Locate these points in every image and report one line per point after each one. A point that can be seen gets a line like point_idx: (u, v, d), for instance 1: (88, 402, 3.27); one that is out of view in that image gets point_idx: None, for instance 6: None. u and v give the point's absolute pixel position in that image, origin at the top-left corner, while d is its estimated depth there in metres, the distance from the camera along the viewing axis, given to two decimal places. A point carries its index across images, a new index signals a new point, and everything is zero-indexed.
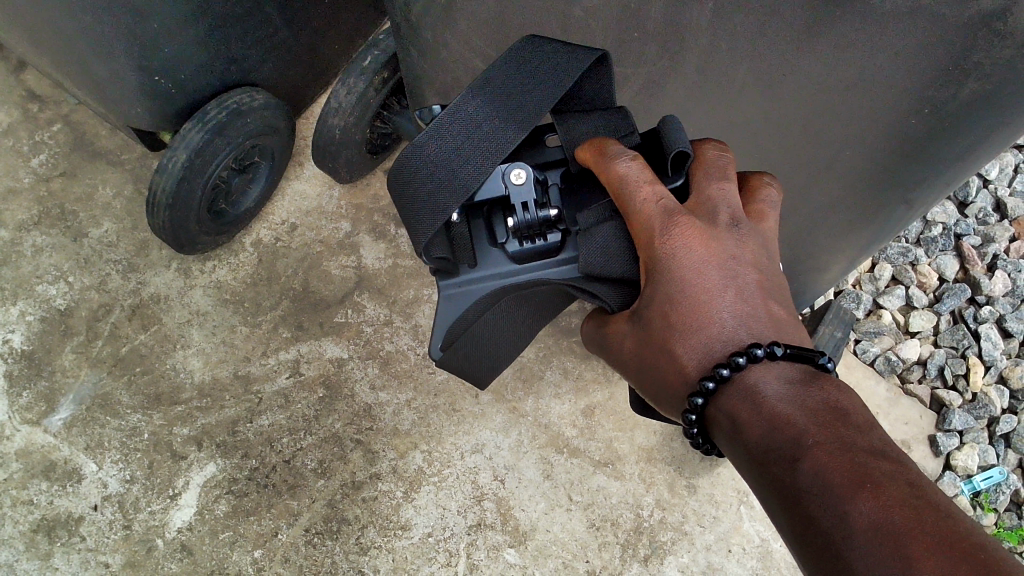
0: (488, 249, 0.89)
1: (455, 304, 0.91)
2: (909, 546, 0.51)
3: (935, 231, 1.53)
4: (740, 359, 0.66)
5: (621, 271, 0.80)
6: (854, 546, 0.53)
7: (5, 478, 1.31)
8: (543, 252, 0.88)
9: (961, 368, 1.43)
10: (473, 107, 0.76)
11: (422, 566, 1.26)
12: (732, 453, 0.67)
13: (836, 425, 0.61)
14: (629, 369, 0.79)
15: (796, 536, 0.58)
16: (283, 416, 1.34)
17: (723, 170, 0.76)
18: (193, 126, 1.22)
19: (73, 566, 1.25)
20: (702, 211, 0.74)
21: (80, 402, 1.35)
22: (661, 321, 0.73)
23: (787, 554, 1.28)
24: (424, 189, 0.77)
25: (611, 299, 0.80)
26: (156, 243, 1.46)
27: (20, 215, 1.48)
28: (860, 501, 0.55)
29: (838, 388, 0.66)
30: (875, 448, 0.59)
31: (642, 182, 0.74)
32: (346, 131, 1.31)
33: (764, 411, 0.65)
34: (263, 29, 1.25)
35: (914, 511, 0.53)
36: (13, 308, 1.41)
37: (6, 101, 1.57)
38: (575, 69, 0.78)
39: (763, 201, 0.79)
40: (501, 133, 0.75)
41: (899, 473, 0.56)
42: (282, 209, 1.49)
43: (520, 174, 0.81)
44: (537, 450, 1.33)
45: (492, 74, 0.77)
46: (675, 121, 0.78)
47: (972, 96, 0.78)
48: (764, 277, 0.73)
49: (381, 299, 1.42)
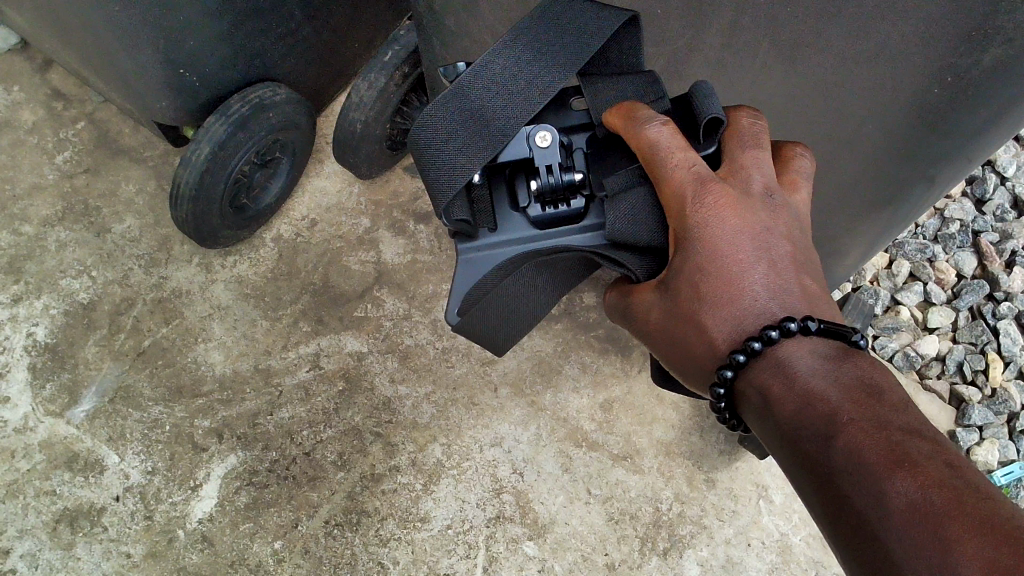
0: (510, 214, 0.91)
1: (473, 268, 0.91)
2: (946, 525, 0.52)
3: (953, 228, 1.53)
4: (771, 333, 0.66)
5: (647, 239, 0.81)
6: (890, 526, 0.54)
7: (28, 468, 1.32)
8: (564, 219, 0.90)
9: (980, 363, 1.42)
10: (499, 64, 0.77)
11: (441, 559, 1.26)
12: (762, 428, 0.67)
13: (870, 402, 0.61)
14: (654, 340, 0.79)
15: (828, 513, 0.59)
16: (303, 409, 1.35)
17: (756, 139, 0.77)
18: (217, 118, 1.23)
19: (95, 556, 1.26)
20: (735, 181, 0.75)
21: (103, 394, 1.36)
22: (689, 292, 0.73)
23: (807, 548, 1.28)
24: (443, 148, 0.77)
25: (638, 269, 0.82)
26: (178, 238, 1.48)
27: (44, 211, 1.50)
28: (897, 480, 0.55)
29: (873, 365, 0.66)
30: (912, 427, 0.59)
31: (674, 149, 0.74)
32: (367, 126, 1.32)
33: (796, 386, 0.65)
34: (287, 25, 1.26)
35: (952, 491, 0.53)
36: (37, 301, 1.43)
37: (32, 100, 1.59)
38: (604, 28, 0.79)
39: (796, 172, 0.79)
40: (521, 98, 0.77)
41: (936, 452, 0.57)
42: (303, 206, 1.51)
43: (546, 137, 0.82)
44: (556, 443, 1.33)
45: (518, 37, 0.77)
46: (709, 88, 0.78)
47: (986, 70, 0.80)
48: (796, 249, 0.73)
49: (400, 294, 1.43)
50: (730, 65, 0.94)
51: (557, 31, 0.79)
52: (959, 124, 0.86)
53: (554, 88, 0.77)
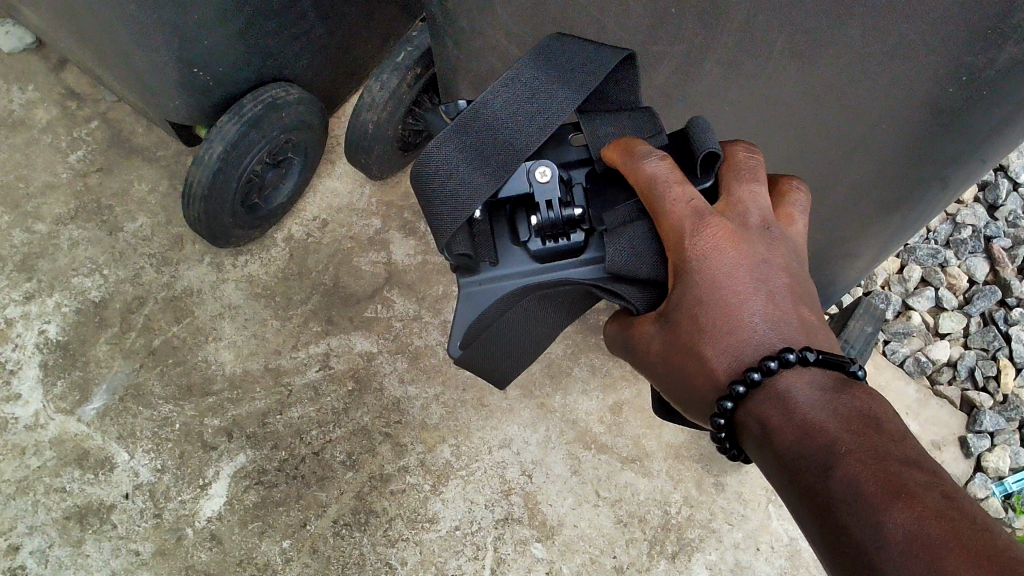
0: (510, 248, 0.88)
1: (474, 304, 0.90)
2: (944, 557, 0.50)
3: (965, 233, 1.52)
4: (771, 363, 0.65)
5: (648, 273, 0.79)
6: (887, 558, 0.53)
7: (38, 466, 1.32)
8: (565, 254, 0.86)
9: (992, 369, 1.42)
10: (499, 102, 0.77)
11: (449, 560, 1.26)
12: (761, 458, 0.66)
13: (868, 433, 0.60)
14: (655, 372, 0.78)
15: (827, 544, 0.57)
16: (312, 409, 1.35)
17: (753, 173, 0.76)
18: (229, 118, 1.24)
19: (104, 553, 1.27)
20: (733, 212, 0.74)
21: (114, 392, 1.37)
22: (690, 323, 0.72)
23: (816, 554, 1.27)
24: (445, 182, 0.77)
25: (638, 301, 0.80)
26: (189, 238, 1.48)
27: (57, 209, 1.50)
28: (895, 511, 0.54)
29: (872, 396, 0.65)
30: (910, 458, 0.58)
31: (673, 182, 0.73)
32: (379, 126, 1.32)
33: (795, 417, 0.64)
34: (301, 26, 1.27)
35: (950, 523, 0.52)
36: (49, 299, 1.43)
37: (46, 99, 1.60)
38: (602, 67, 0.80)
39: (793, 205, 0.78)
40: (526, 130, 0.77)
41: (934, 483, 0.55)
42: (314, 206, 1.51)
43: (545, 172, 0.80)
44: (565, 446, 1.33)
45: (519, 73, 0.78)
46: (704, 123, 0.79)
47: (997, 70, 0.80)
48: (794, 281, 0.72)
49: (410, 295, 1.43)
50: (743, 64, 0.94)
51: (557, 67, 0.80)
52: (968, 127, 0.86)
53: (557, 121, 0.77)
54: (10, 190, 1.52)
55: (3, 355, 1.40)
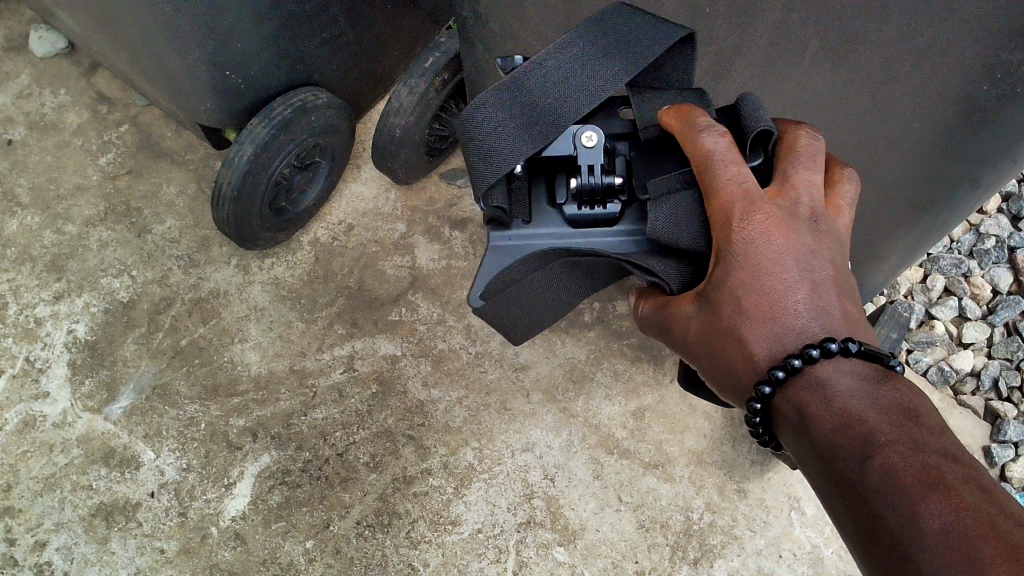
0: (545, 211, 0.88)
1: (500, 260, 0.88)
2: (978, 550, 0.50)
3: (988, 243, 1.52)
4: (813, 351, 0.66)
5: (690, 245, 0.78)
6: (922, 548, 0.52)
7: (66, 463, 1.34)
8: (598, 222, 0.87)
9: (1016, 380, 1.41)
10: (548, 69, 0.78)
11: (471, 562, 1.26)
12: (797, 445, 0.66)
13: (908, 425, 0.60)
14: (690, 355, 0.78)
15: (857, 532, 0.57)
16: (337, 411, 1.36)
17: (809, 160, 0.76)
18: (260, 121, 1.25)
19: (129, 551, 1.28)
20: (784, 195, 0.74)
21: (140, 391, 1.38)
22: (726, 299, 0.72)
23: (839, 561, 1.26)
24: (488, 141, 0.78)
25: (674, 280, 0.77)
26: (216, 240, 1.50)
27: (87, 210, 1.53)
28: (929, 503, 0.54)
29: (911, 392, 0.65)
30: (947, 452, 0.58)
31: (728, 161, 0.73)
32: (406, 131, 1.34)
33: (835, 405, 0.64)
34: (332, 31, 1.28)
35: (987, 519, 0.52)
36: (78, 299, 1.45)
37: (76, 102, 1.63)
38: (654, 46, 0.81)
39: (841, 197, 0.78)
40: (572, 100, 0.78)
41: (972, 479, 0.55)
42: (340, 209, 1.53)
43: (591, 137, 0.82)
44: (588, 450, 1.33)
45: (568, 41, 0.79)
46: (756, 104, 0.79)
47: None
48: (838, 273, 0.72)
49: (435, 299, 1.44)
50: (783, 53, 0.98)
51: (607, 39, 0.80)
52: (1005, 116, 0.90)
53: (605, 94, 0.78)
54: (42, 191, 1.54)
55: (33, 354, 1.42)
